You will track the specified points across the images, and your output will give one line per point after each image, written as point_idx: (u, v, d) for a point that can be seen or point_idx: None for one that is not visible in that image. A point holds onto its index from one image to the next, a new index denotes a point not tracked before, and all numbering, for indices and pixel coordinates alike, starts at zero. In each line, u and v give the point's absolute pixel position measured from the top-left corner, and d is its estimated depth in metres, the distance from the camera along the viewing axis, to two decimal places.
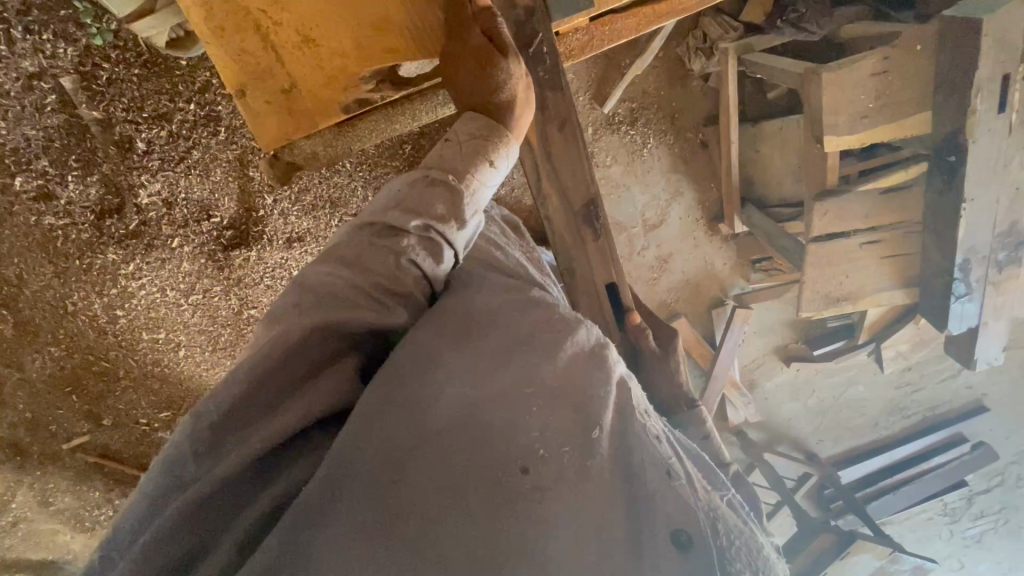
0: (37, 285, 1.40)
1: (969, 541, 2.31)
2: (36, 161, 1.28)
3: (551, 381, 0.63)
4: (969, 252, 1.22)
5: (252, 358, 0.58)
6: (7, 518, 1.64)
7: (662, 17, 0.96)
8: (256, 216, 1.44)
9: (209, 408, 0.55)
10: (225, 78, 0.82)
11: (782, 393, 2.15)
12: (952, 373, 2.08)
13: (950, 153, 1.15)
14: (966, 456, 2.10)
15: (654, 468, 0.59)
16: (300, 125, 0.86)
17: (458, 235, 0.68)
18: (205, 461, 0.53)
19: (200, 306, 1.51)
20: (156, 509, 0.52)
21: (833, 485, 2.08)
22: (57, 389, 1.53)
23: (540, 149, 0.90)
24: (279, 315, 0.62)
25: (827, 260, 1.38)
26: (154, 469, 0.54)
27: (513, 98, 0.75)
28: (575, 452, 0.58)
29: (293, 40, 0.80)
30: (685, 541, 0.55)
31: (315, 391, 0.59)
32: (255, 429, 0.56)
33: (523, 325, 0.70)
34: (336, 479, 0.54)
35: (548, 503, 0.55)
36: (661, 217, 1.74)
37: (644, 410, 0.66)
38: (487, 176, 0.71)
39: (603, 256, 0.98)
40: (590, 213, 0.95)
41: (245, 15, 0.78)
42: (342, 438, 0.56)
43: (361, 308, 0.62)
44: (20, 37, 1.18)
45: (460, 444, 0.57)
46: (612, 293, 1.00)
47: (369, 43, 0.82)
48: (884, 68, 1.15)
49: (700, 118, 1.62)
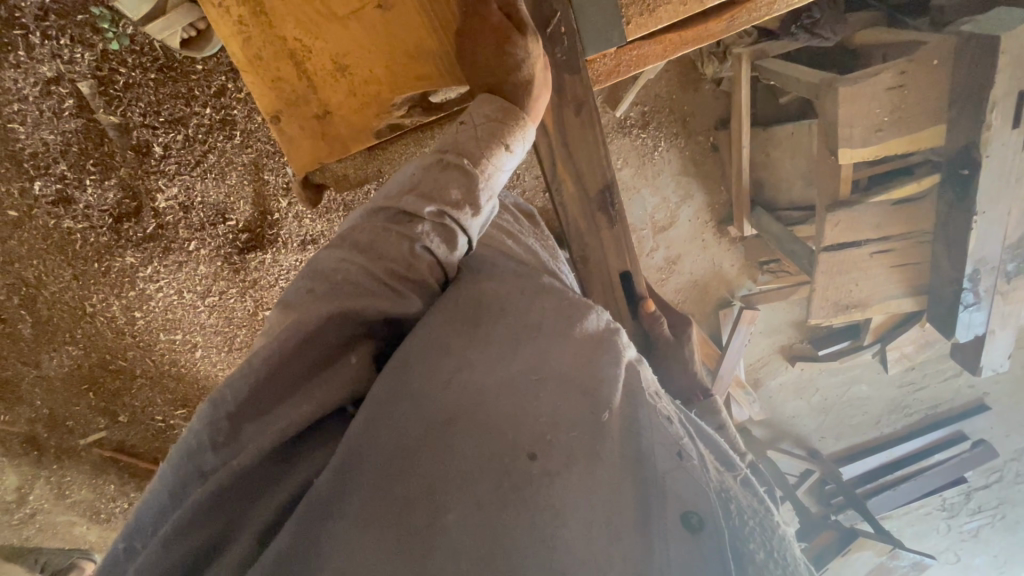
0: (56, 286, 1.42)
1: (967, 534, 2.34)
2: (55, 165, 1.30)
3: (560, 367, 0.65)
4: (979, 262, 1.23)
5: (266, 347, 0.59)
6: (25, 510, 1.68)
7: (686, 45, 0.95)
8: (271, 218, 1.45)
9: (226, 395, 0.56)
10: (262, 105, 0.86)
11: (786, 391, 2.18)
12: (956, 372, 2.11)
13: (963, 166, 1.16)
14: (966, 453, 2.13)
15: (664, 450, 0.62)
16: (331, 150, 0.89)
17: (473, 221, 0.68)
18: (222, 453, 0.55)
19: (216, 308, 1.53)
20: (176, 499, 0.54)
21: (834, 481, 2.15)
22: (74, 386, 1.56)
23: (556, 135, 0.91)
24: (292, 303, 0.64)
25: (837, 268, 1.40)
26: (173, 455, 0.55)
27: (531, 79, 0.76)
28: (584, 436, 0.60)
29: (327, 67, 0.84)
30: (695, 522, 0.58)
31: (328, 383, 0.61)
32: (272, 416, 0.58)
33: (532, 312, 0.72)
34: (349, 468, 0.56)
35: (557, 489, 0.56)
36: (670, 219, 1.75)
37: (653, 393, 0.70)
38: (503, 160, 0.71)
39: (616, 241, 1.01)
40: (604, 199, 0.97)
41: (282, 43, 0.82)
42: (353, 426, 0.58)
43: (374, 295, 0.62)
44: (38, 43, 1.19)
45: (468, 431, 0.58)
46: (627, 282, 1.04)
47: (400, 69, 0.84)
48: (901, 82, 1.15)
49: (711, 122, 1.62)
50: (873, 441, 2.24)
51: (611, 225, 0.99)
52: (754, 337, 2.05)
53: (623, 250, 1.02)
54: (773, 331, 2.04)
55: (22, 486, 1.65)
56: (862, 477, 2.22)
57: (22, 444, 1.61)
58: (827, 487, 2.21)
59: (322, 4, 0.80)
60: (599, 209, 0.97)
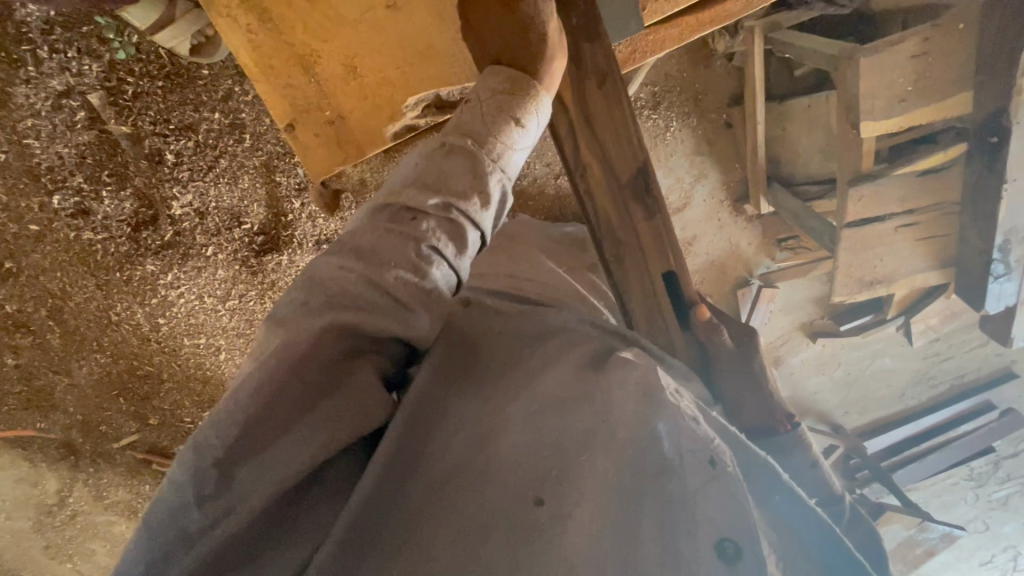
0: (81, 297, 1.45)
1: (996, 503, 2.30)
2: (71, 178, 1.31)
3: (561, 400, 0.68)
4: (1008, 232, 1.23)
5: (255, 374, 0.55)
6: (67, 510, 1.76)
7: (704, 26, 0.95)
8: (286, 220, 1.45)
9: (213, 441, 0.52)
10: (277, 114, 0.96)
11: (808, 368, 2.14)
12: (982, 342, 2.08)
13: (992, 134, 1.15)
14: (994, 423, 2.11)
15: (693, 465, 0.64)
16: (346, 155, 1.00)
17: (483, 214, 0.65)
18: (211, 506, 0.51)
19: (237, 311, 1.53)
20: (157, 567, 0.49)
21: (859, 455, 2.12)
22: (105, 392, 1.59)
23: (576, 108, 0.84)
24: (284, 319, 0.59)
25: (861, 243, 1.36)
26: (152, 513, 0.51)
27: (544, 39, 0.71)
28: (594, 473, 0.61)
29: (338, 70, 0.93)
30: (731, 552, 0.59)
31: (332, 415, 0.56)
32: (268, 457, 0.53)
33: (530, 356, 0.75)
34: (372, 513, 0.56)
35: (571, 537, 0.56)
36: (685, 200, 1.72)
37: (675, 392, 0.72)
38: (514, 138, 0.67)
39: (657, 238, 0.91)
40: (638, 183, 0.89)
41: (292, 49, 0.91)
42: (377, 463, 0.58)
43: (378, 311, 0.58)
44: (46, 58, 1.20)
45: (471, 480, 0.60)
46: (671, 283, 0.93)
47: (411, 70, 0.93)
48: (925, 50, 1.11)
49: (723, 99, 1.58)
50: (900, 415, 2.21)
51: (649, 215, 0.90)
52: (774, 316, 2.01)
53: (665, 249, 0.92)
54: (792, 308, 2.00)
55: (63, 490, 1.72)
56: (886, 451, 2.21)
57: (59, 450, 1.66)
58: (852, 462, 2.18)
59: (327, 8, 0.89)
60: (632, 195, 0.89)
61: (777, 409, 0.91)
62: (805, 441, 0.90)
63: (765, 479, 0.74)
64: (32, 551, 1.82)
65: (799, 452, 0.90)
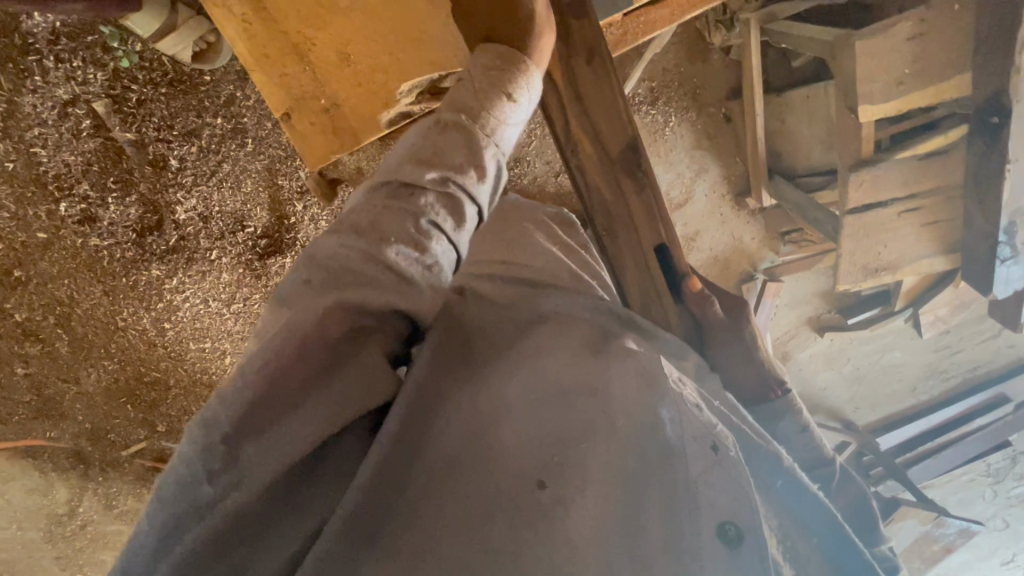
0: (88, 303, 1.47)
1: (1015, 500, 2.25)
2: (77, 185, 1.33)
3: (560, 387, 0.67)
4: (1015, 213, 1.21)
5: (260, 355, 0.54)
6: (77, 520, 1.76)
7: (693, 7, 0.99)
8: (288, 222, 1.46)
9: (221, 416, 0.51)
10: (274, 105, 1.00)
11: (816, 364, 2.12)
12: (994, 334, 2.05)
13: (993, 114, 1.12)
14: (1009, 416, 2.08)
15: (695, 451, 0.62)
16: (343, 143, 1.02)
17: (480, 187, 0.64)
18: (222, 479, 0.50)
19: (242, 314, 1.54)
20: (167, 543, 0.49)
21: (871, 451, 2.07)
22: (113, 400, 1.60)
23: (566, 85, 0.85)
24: (287, 298, 0.58)
25: (863, 232, 1.36)
26: (163, 483, 0.51)
27: (533, 16, 0.71)
28: (595, 459, 0.61)
29: (333, 58, 0.96)
30: (732, 534, 0.57)
31: (337, 390, 0.56)
32: (272, 434, 0.53)
33: (528, 341, 0.74)
34: (370, 502, 0.54)
35: (572, 520, 0.57)
36: (687, 195, 1.70)
37: (678, 380, 0.70)
38: (508, 112, 0.68)
39: (646, 209, 0.89)
40: (629, 159, 0.88)
41: (286, 38, 0.95)
42: (380, 449, 0.56)
43: (381, 286, 0.58)
44: (52, 67, 1.23)
45: (472, 468, 0.60)
46: (663, 255, 0.90)
47: (403, 55, 0.94)
48: (921, 32, 1.11)
49: (722, 92, 1.59)
50: (912, 410, 2.18)
51: (639, 190, 0.89)
52: (780, 310, 1.99)
53: (654, 218, 0.90)
54: (798, 303, 1.98)
55: (72, 500, 1.73)
56: (901, 447, 2.15)
57: (68, 459, 1.67)
58: (865, 459, 2.14)
59: None
60: (624, 172, 0.88)
61: (769, 376, 0.88)
62: (793, 407, 0.89)
63: (770, 468, 0.73)
64: (41, 563, 1.81)
65: (787, 418, 0.89)
